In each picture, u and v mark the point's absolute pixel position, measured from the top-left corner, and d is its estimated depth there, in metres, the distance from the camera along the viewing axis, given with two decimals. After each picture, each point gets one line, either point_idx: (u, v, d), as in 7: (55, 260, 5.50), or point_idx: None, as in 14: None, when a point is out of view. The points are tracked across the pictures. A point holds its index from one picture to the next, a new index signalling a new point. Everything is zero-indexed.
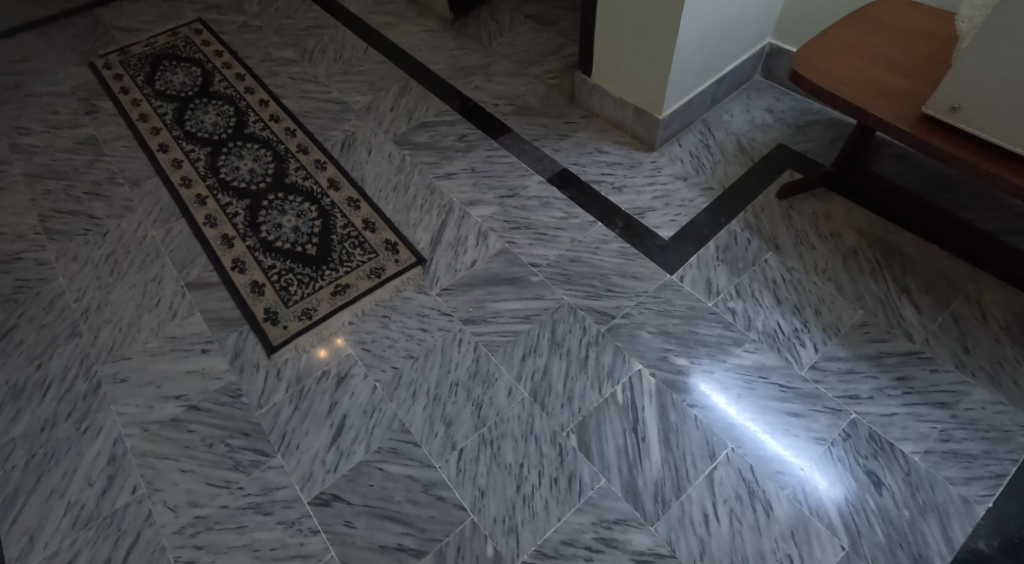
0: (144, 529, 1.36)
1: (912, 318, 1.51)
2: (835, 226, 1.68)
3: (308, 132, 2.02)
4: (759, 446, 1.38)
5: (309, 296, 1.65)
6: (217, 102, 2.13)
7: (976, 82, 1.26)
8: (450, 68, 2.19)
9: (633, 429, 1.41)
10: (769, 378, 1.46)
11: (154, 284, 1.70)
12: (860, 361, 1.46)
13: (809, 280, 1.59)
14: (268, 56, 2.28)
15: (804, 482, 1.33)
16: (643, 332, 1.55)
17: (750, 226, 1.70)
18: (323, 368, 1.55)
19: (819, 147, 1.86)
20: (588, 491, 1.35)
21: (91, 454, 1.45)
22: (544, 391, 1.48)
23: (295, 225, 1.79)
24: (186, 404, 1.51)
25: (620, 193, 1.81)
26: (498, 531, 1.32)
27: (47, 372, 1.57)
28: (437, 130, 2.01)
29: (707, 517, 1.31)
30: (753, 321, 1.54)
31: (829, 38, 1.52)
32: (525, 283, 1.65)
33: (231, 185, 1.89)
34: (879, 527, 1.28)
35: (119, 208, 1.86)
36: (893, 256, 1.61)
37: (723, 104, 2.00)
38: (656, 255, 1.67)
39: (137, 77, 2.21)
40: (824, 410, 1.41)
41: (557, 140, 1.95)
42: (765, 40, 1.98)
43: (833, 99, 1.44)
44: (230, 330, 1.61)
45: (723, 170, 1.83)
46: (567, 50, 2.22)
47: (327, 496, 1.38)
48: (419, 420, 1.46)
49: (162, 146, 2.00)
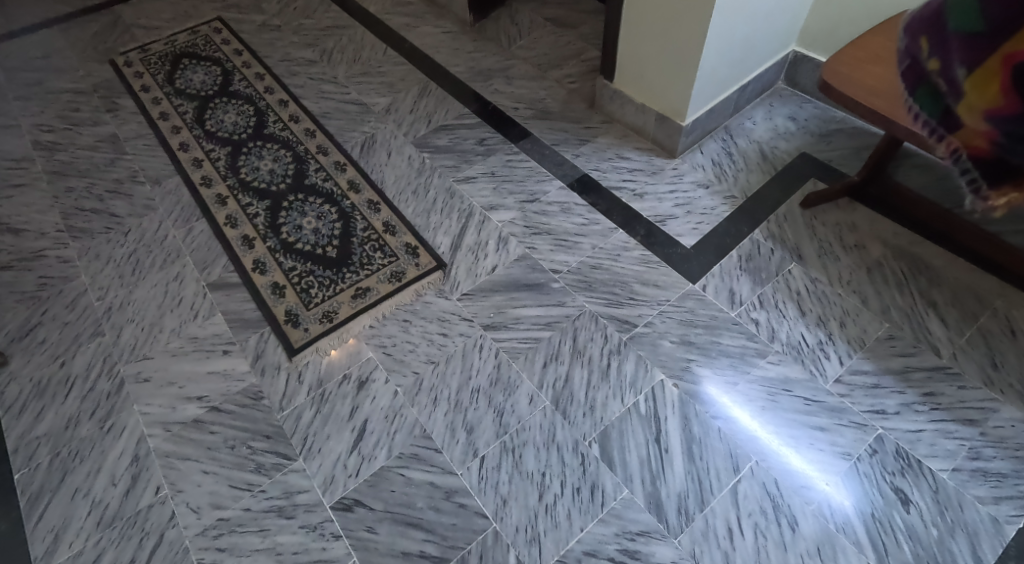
0: (167, 531, 1.36)
1: (939, 332, 1.50)
2: (860, 238, 1.67)
3: (328, 134, 2.02)
4: (782, 460, 1.37)
5: (331, 299, 1.65)
6: (237, 101, 2.13)
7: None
8: (469, 71, 2.18)
9: (655, 439, 1.41)
10: (793, 391, 1.45)
11: (176, 284, 1.70)
12: (886, 376, 1.45)
13: (833, 291, 1.58)
14: (288, 56, 2.28)
15: (829, 498, 1.33)
16: (665, 341, 1.54)
17: (773, 236, 1.69)
18: (343, 370, 1.55)
19: (844, 156, 1.85)
20: (611, 502, 1.35)
21: (115, 453, 1.45)
22: (565, 399, 1.47)
23: (316, 227, 1.79)
24: (208, 405, 1.51)
25: (641, 200, 1.80)
26: (521, 540, 1.32)
27: (70, 370, 1.57)
28: (456, 133, 2.00)
29: (731, 530, 1.30)
30: (777, 332, 1.54)
31: (859, 49, 1.51)
32: (546, 289, 1.64)
33: (252, 185, 1.89)
34: (906, 544, 1.27)
35: (141, 207, 1.86)
36: (919, 269, 1.60)
37: (745, 111, 1.99)
38: (679, 264, 1.66)
39: (158, 75, 2.21)
40: (850, 425, 1.40)
41: (577, 145, 1.94)
42: (789, 47, 1.97)
43: (861, 109, 1.42)
44: (252, 331, 1.61)
45: (745, 178, 1.82)
46: (588, 54, 2.21)
47: (349, 500, 1.38)
48: (441, 427, 1.46)
49: (182, 144, 2.00)
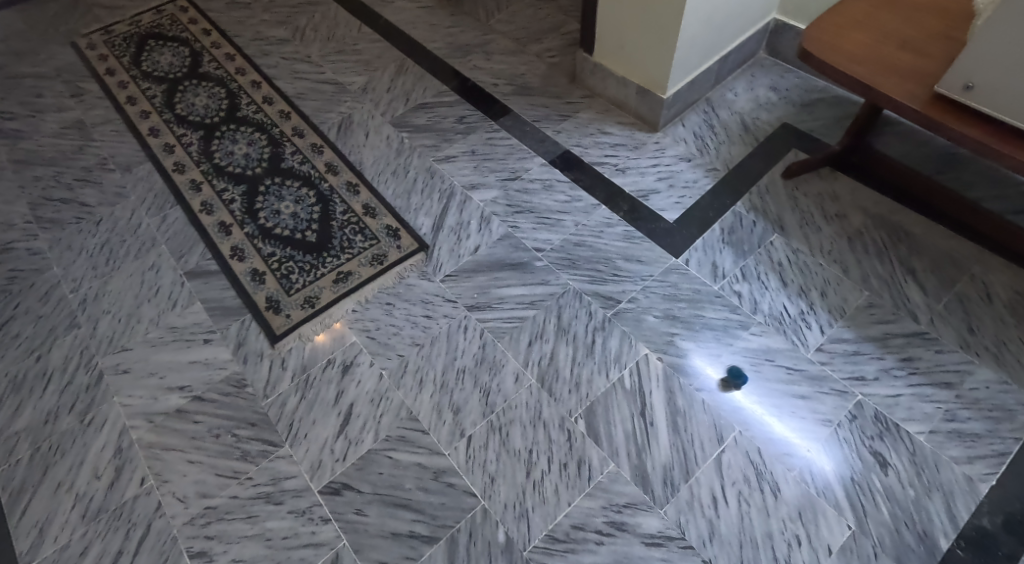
0: (154, 521, 1.36)
1: (917, 298, 1.52)
2: (840, 208, 1.68)
3: (303, 115, 1.98)
4: (766, 429, 1.39)
5: (312, 283, 1.64)
6: (207, 83, 2.08)
7: (1003, 57, 1.22)
8: (447, 47, 2.15)
9: (641, 413, 1.42)
10: (775, 360, 1.47)
11: (152, 273, 1.67)
12: (866, 343, 1.47)
13: (814, 261, 1.60)
14: (260, 34, 2.23)
15: (811, 464, 1.35)
16: (649, 316, 1.55)
17: (755, 208, 1.70)
18: (328, 355, 1.54)
19: (824, 126, 1.85)
20: (597, 476, 1.36)
21: (97, 446, 1.44)
22: (552, 376, 1.48)
23: (294, 211, 1.77)
24: (190, 395, 1.50)
25: (623, 175, 1.79)
26: (510, 516, 1.33)
27: (47, 364, 1.55)
28: (435, 112, 1.98)
29: (715, 499, 1.32)
30: (759, 304, 1.55)
31: (838, 15, 1.48)
32: (530, 268, 1.64)
33: (227, 170, 1.86)
34: (884, 505, 1.30)
35: (112, 196, 1.82)
36: (898, 237, 1.61)
37: (726, 82, 1.99)
38: (662, 238, 1.67)
39: (124, 58, 2.16)
40: (830, 392, 1.42)
41: (558, 121, 1.93)
42: (769, 16, 1.96)
43: (840, 78, 1.41)
44: (232, 319, 1.60)
45: (726, 151, 1.82)
46: (568, 27, 2.18)
47: (337, 484, 1.38)
48: (427, 408, 1.46)
49: (152, 129, 1.96)
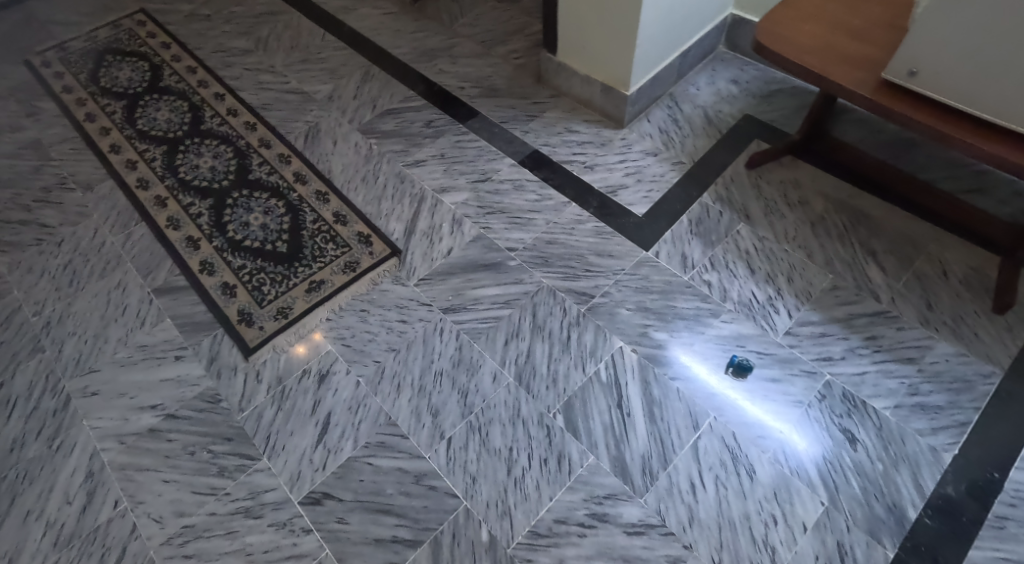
0: (130, 543, 1.34)
1: (878, 279, 1.56)
2: (803, 194, 1.71)
3: (269, 126, 1.98)
4: (740, 413, 1.42)
5: (284, 294, 1.63)
6: (168, 97, 2.07)
7: (943, 42, 1.26)
8: (413, 52, 2.16)
9: (618, 405, 1.44)
10: (746, 346, 1.50)
11: (118, 293, 1.66)
12: (832, 324, 1.51)
13: (780, 248, 1.63)
14: (221, 46, 2.22)
15: (784, 444, 1.38)
16: (621, 309, 1.56)
17: (721, 199, 1.73)
18: (304, 366, 1.54)
19: (784, 116, 1.89)
20: (577, 469, 1.37)
21: (67, 470, 1.43)
22: (529, 374, 1.49)
23: (263, 222, 1.76)
24: (163, 413, 1.49)
25: (591, 172, 1.81)
26: (492, 514, 1.34)
27: (12, 391, 1.52)
28: (403, 117, 1.98)
29: (693, 485, 1.34)
30: (728, 292, 1.57)
31: (789, 7, 1.52)
32: (503, 268, 1.65)
33: (192, 184, 1.85)
34: (855, 480, 1.33)
35: (73, 216, 1.80)
36: (859, 220, 1.65)
37: (689, 77, 2.02)
38: (632, 233, 1.69)
39: (81, 75, 2.13)
40: (800, 374, 1.45)
41: (526, 121, 1.94)
42: (727, 11, 1.99)
43: (794, 68, 1.43)
44: (204, 334, 1.59)
45: (691, 144, 1.85)
46: (531, 28, 2.20)
47: (318, 494, 1.38)
48: (406, 413, 1.46)
49: (113, 146, 1.94)
